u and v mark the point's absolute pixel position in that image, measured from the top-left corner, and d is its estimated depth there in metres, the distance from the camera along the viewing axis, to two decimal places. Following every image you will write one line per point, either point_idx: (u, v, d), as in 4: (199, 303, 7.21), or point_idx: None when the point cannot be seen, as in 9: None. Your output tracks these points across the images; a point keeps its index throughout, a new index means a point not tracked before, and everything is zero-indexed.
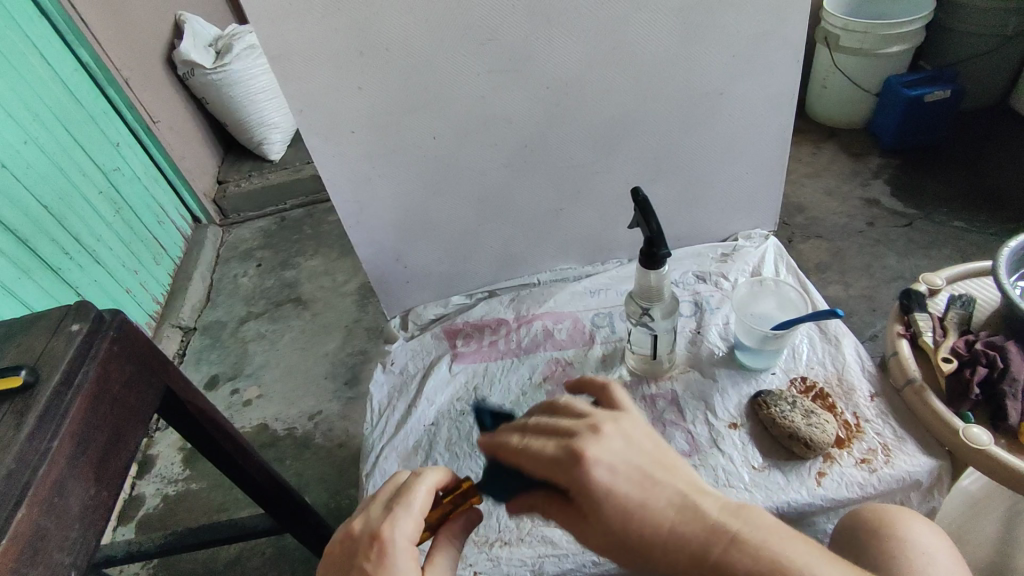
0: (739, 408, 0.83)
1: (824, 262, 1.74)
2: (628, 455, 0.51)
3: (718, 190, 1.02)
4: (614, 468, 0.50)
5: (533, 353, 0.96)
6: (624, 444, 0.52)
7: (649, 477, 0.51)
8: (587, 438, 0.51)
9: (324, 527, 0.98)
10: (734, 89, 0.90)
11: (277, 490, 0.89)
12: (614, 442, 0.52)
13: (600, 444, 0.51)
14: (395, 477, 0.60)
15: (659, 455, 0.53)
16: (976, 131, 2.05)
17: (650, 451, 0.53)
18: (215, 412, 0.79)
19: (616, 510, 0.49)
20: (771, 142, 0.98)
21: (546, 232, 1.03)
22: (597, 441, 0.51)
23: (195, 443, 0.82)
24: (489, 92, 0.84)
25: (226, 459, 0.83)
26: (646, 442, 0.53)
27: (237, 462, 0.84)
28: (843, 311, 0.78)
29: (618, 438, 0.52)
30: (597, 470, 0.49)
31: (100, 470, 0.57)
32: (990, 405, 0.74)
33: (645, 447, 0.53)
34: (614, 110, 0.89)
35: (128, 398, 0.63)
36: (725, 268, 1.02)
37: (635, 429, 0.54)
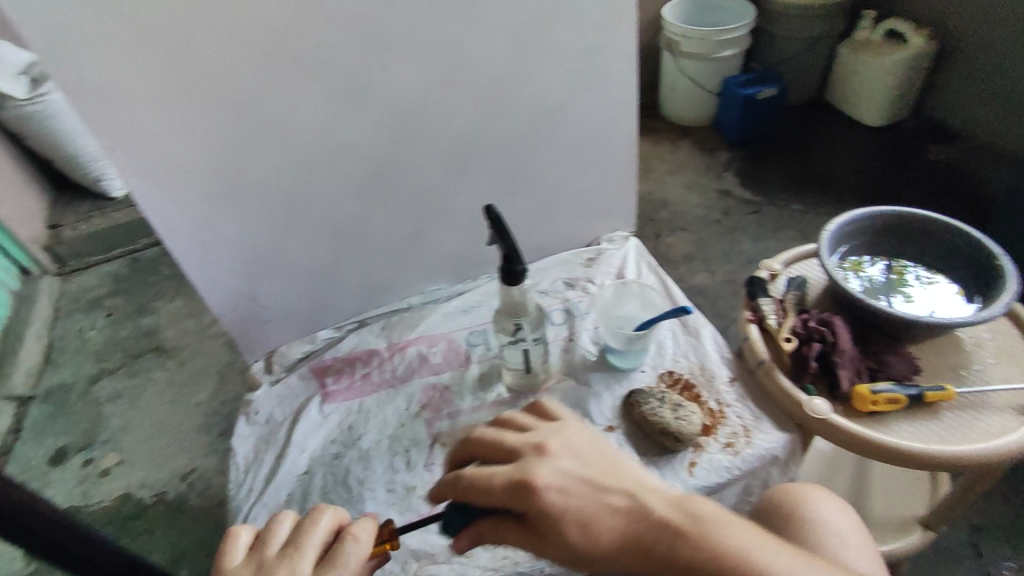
0: (614, 410, 0.85)
1: (689, 253, 1.85)
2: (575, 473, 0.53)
3: (575, 197, 1.05)
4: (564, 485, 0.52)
5: (408, 381, 0.92)
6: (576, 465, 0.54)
7: (594, 482, 0.53)
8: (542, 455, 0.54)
9: None
10: (577, 100, 0.92)
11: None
12: (565, 458, 0.54)
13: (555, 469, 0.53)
14: (324, 523, 0.52)
15: (605, 461, 0.56)
16: (804, 122, 2.29)
17: (596, 459, 0.55)
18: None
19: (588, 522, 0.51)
20: (618, 149, 1.01)
21: (411, 254, 1.00)
22: (543, 459, 0.54)
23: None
24: (329, 118, 0.79)
25: None
26: (594, 451, 0.56)
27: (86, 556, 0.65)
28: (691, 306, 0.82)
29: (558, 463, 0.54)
30: (551, 499, 0.51)
31: None
32: (827, 375, 0.80)
33: (592, 457, 0.56)
34: (462, 127, 0.88)
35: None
36: (591, 272, 1.04)
37: (581, 440, 0.57)
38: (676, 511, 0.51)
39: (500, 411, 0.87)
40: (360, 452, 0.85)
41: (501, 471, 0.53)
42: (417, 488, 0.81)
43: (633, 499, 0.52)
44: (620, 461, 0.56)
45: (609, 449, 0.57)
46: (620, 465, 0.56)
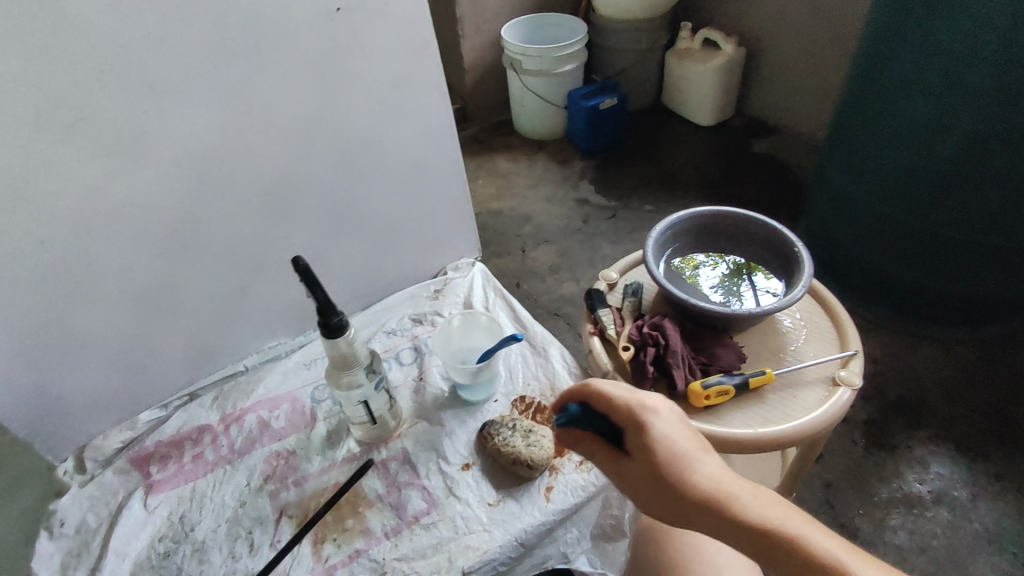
0: (468, 446, 0.82)
1: (554, 264, 1.89)
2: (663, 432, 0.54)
3: (411, 230, 1.02)
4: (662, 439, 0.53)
5: (248, 454, 0.84)
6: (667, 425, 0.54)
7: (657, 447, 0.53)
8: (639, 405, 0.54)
9: None
10: (392, 133, 0.90)
11: None
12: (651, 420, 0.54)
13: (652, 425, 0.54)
14: None
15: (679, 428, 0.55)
16: (646, 127, 2.43)
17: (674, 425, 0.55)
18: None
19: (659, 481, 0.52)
20: (446, 177, 1.00)
21: (236, 313, 0.92)
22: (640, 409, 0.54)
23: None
24: (101, 178, 0.70)
25: None
26: (669, 418, 0.56)
27: None
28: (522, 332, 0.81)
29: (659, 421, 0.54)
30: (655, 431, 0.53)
31: None
32: (665, 376, 0.83)
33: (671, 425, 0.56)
34: (269, 173, 0.82)
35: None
36: (438, 305, 1.02)
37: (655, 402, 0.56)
38: (710, 478, 0.49)
39: (351, 468, 0.82)
40: (194, 544, 0.76)
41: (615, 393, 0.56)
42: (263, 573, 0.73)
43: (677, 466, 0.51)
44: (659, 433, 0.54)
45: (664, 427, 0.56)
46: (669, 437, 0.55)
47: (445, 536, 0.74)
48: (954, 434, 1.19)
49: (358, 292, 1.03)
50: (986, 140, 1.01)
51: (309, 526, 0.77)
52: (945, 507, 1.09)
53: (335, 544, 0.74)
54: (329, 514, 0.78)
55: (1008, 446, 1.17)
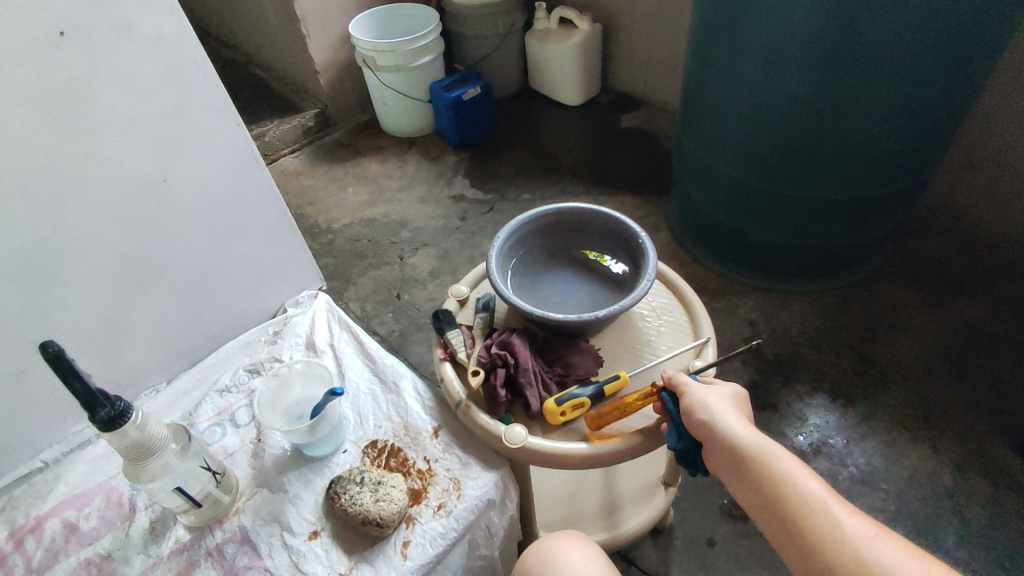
0: (316, 510, 0.74)
1: (435, 268, 1.81)
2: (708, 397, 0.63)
3: (232, 271, 0.91)
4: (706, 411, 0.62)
5: (51, 568, 0.71)
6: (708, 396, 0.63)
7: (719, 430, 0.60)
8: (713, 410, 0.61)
9: None
10: (178, 168, 0.78)
11: None
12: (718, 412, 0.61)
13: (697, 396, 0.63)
14: None
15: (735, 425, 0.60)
16: (516, 112, 2.39)
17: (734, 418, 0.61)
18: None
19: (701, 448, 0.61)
20: (263, 206, 0.90)
21: (20, 403, 0.77)
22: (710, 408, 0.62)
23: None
24: None
25: None
26: (732, 410, 0.62)
27: None
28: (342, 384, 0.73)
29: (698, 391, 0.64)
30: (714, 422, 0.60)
31: None
32: (519, 396, 0.78)
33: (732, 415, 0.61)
34: (18, 237, 0.68)
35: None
36: (277, 350, 0.92)
37: (729, 402, 0.63)
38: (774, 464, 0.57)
39: (179, 562, 0.71)
40: None
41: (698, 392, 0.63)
42: None
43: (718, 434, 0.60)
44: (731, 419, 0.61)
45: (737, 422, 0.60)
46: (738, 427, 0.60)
47: None
48: (828, 383, 1.23)
49: (181, 348, 0.90)
50: (816, 102, 1.02)
51: None
52: (823, 458, 1.12)
53: None
54: None
55: (872, 386, 1.21)
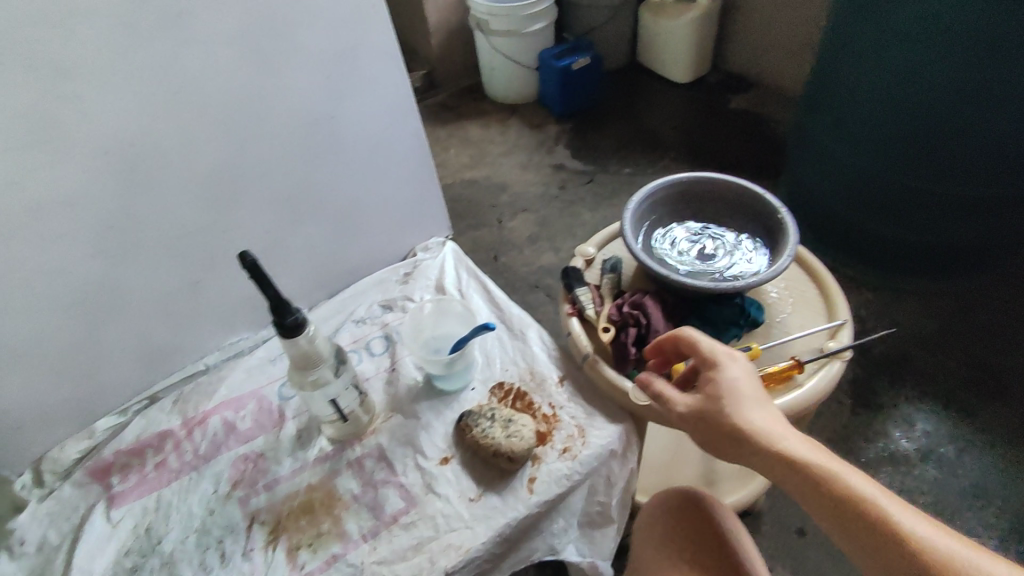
0: (447, 439, 0.79)
1: (533, 234, 1.84)
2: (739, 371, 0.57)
3: (375, 211, 0.96)
4: (731, 393, 0.56)
5: (214, 459, 0.80)
6: (738, 372, 0.57)
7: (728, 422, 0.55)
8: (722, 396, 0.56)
9: None
10: (345, 107, 0.83)
11: None
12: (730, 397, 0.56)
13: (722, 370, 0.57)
14: None
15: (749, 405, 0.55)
16: (621, 86, 2.35)
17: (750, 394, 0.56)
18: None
19: (713, 442, 0.56)
20: (409, 152, 0.94)
21: (192, 310, 0.86)
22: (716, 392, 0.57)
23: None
24: (19, 177, 0.63)
25: None
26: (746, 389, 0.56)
27: None
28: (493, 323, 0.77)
29: (731, 360, 0.58)
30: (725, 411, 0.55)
31: None
32: (647, 357, 0.79)
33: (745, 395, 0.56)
34: (210, 159, 0.75)
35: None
36: (409, 289, 0.97)
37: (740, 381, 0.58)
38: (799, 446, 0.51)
39: (323, 468, 0.78)
40: (162, 558, 0.73)
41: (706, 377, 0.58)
42: None
43: (739, 418, 0.54)
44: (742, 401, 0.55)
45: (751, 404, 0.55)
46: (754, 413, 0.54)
47: (426, 535, 0.71)
48: (943, 390, 1.16)
49: (323, 279, 0.97)
50: (981, 92, 0.94)
51: (283, 533, 0.73)
52: (933, 463, 1.08)
53: (311, 550, 0.72)
54: (303, 519, 0.74)
55: (992, 397, 1.15)
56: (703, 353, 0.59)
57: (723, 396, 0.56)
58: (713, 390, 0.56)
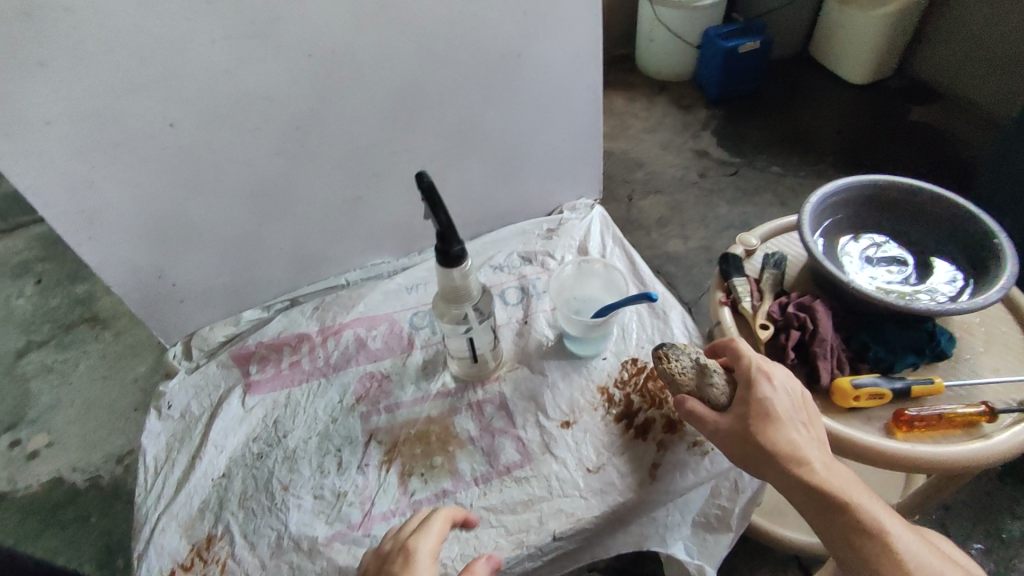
0: (572, 403, 0.76)
1: (663, 218, 1.76)
2: (787, 396, 0.60)
3: (534, 160, 0.94)
4: (779, 415, 0.58)
5: (344, 369, 0.82)
6: (786, 399, 0.59)
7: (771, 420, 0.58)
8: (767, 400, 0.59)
9: None
10: (534, 47, 0.80)
11: None
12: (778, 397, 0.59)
13: (774, 389, 0.59)
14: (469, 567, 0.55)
15: (786, 414, 0.58)
16: (786, 78, 2.17)
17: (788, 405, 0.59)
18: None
19: (746, 455, 0.59)
20: (582, 104, 0.90)
21: (346, 223, 0.88)
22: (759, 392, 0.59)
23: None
24: (232, 63, 0.66)
25: None
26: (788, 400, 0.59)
27: None
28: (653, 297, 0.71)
29: (781, 383, 0.60)
30: (770, 407, 0.58)
31: None
32: (805, 366, 0.72)
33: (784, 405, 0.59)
34: (396, 77, 0.75)
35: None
36: (551, 246, 0.94)
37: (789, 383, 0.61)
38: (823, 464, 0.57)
39: (444, 403, 0.78)
40: (285, 452, 0.75)
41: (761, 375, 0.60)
42: (349, 495, 0.71)
43: (766, 428, 0.58)
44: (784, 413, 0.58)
45: (786, 414, 0.58)
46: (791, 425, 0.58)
47: (538, 494, 0.69)
48: None
49: (468, 219, 0.97)
50: None
51: (397, 456, 0.74)
52: None
53: (422, 480, 0.72)
54: (419, 447, 0.74)
55: None
56: (758, 369, 0.61)
57: (773, 418, 0.58)
58: (759, 409, 0.58)
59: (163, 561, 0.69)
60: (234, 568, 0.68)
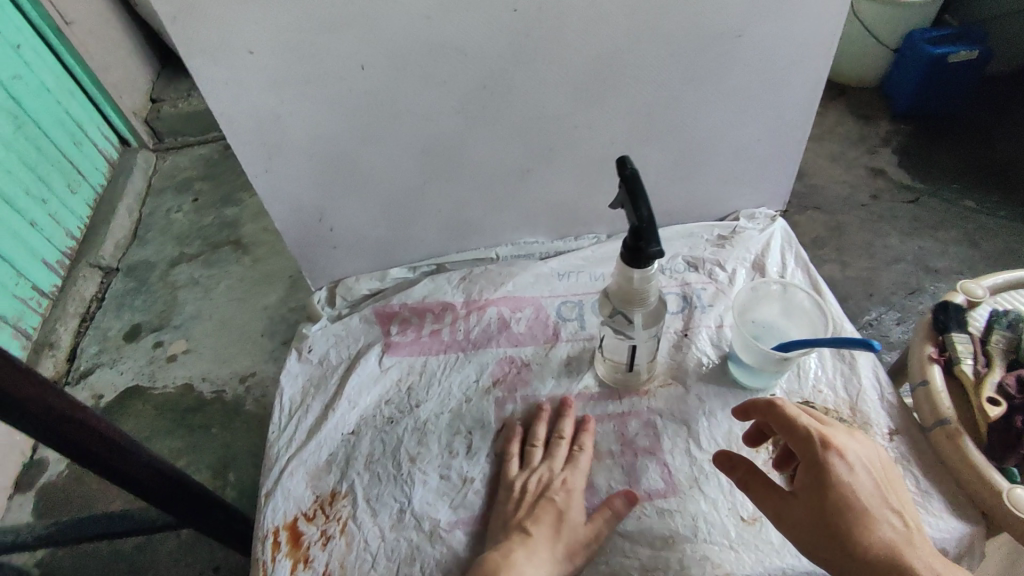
0: (731, 438, 0.68)
1: (819, 237, 1.47)
2: (866, 475, 0.54)
3: (722, 157, 0.83)
4: (864, 505, 0.52)
5: (483, 348, 0.78)
6: (866, 481, 0.53)
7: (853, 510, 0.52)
8: (844, 484, 0.53)
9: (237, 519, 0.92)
10: (762, 26, 0.68)
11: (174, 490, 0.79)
12: (854, 479, 0.53)
13: (850, 469, 0.53)
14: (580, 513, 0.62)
15: (868, 502, 0.52)
16: (998, 97, 1.74)
17: (870, 489, 0.53)
18: (92, 416, 0.68)
19: (839, 562, 0.51)
20: (794, 101, 0.78)
21: (509, 196, 0.83)
22: (835, 475, 0.53)
23: (130, 488, 0.76)
24: (436, 10, 0.61)
25: (99, 462, 0.70)
26: (867, 482, 0.53)
27: (116, 465, 0.71)
28: (874, 343, 0.60)
29: (856, 461, 0.54)
30: (846, 493, 0.52)
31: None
32: None
33: (864, 491, 0.53)
34: (600, 46, 0.67)
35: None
36: (722, 255, 0.84)
37: (866, 455, 0.56)
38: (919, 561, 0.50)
39: (585, 407, 0.72)
40: (416, 422, 0.73)
41: (830, 454, 0.54)
42: (475, 483, 0.68)
43: (850, 521, 0.51)
44: (865, 498, 0.52)
45: (869, 503, 0.52)
46: (875, 513, 0.52)
47: (683, 533, 0.62)
48: None
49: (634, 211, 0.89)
50: None
51: (529, 455, 0.69)
52: None
53: None
54: (553, 450, 0.69)
55: None
56: (825, 444, 0.54)
57: (861, 511, 0.52)
58: (837, 496, 0.52)
59: (288, 505, 0.68)
60: (355, 531, 0.66)
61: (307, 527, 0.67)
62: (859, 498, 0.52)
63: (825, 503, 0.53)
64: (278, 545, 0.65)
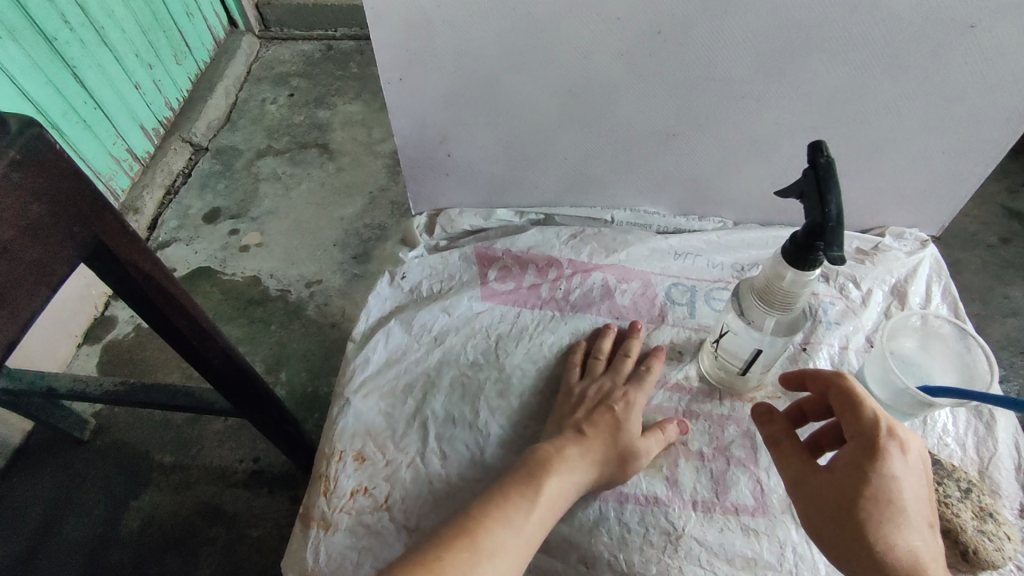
0: None
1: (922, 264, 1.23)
2: (919, 476, 0.45)
3: (889, 164, 0.74)
4: (902, 505, 0.44)
5: (582, 313, 0.74)
6: (918, 483, 0.45)
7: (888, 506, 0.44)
8: (894, 474, 0.45)
9: (288, 424, 0.86)
10: (1001, 21, 0.58)
11: (243, 382, 0.76)
12: (904, 478, 0.45)
13: (904, 464, 0.45)
14: None
15: (909, 504, 0.44)
16: None
17: (916, 491, 0.45)
18: (182, 294, 0.64)
19: (846, 550, 0.44)
20: (999, 118, 0.67)
21: (644, 158, 0.76)
22: (885, 463, 0.45)
23: (200, 367, 0.72)
24: None
25: (179, 335, 0.67)
26: (917, 484, 0.45)
27: (193, 342, 0.68)
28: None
29: (915, 459, 0.46)
30: (889, 486, 0.44)
31: (99, 259, 0.56)
32: None
33: (911, 492, 0.45)
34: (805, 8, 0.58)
35: (27, 252, 0.47)
36: (859, 271, 0.76)
37: (925, 461, 0.47)
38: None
39: (681, 400, 0.67)
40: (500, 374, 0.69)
41: (888, 441, 0.46)
42: None
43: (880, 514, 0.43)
44: (910, 502, 0.44)
45: (910, 506, 0.44)
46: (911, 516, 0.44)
47: (766, 559, 0.58)
48: None
49: (770, 203, 0.80)
50: None
51: None
52: None
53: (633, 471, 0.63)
54: None
55: None
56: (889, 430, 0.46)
57: (898, 507, 0.44)
58: (879, 484, 0.44)
59: (359, 426, 0.66)
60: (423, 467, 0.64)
61: (374, 452, 0.65)
62: (901, 496, 0.44)
63: (858, 481, 0.45)
64: (345, 462, 0.64)
